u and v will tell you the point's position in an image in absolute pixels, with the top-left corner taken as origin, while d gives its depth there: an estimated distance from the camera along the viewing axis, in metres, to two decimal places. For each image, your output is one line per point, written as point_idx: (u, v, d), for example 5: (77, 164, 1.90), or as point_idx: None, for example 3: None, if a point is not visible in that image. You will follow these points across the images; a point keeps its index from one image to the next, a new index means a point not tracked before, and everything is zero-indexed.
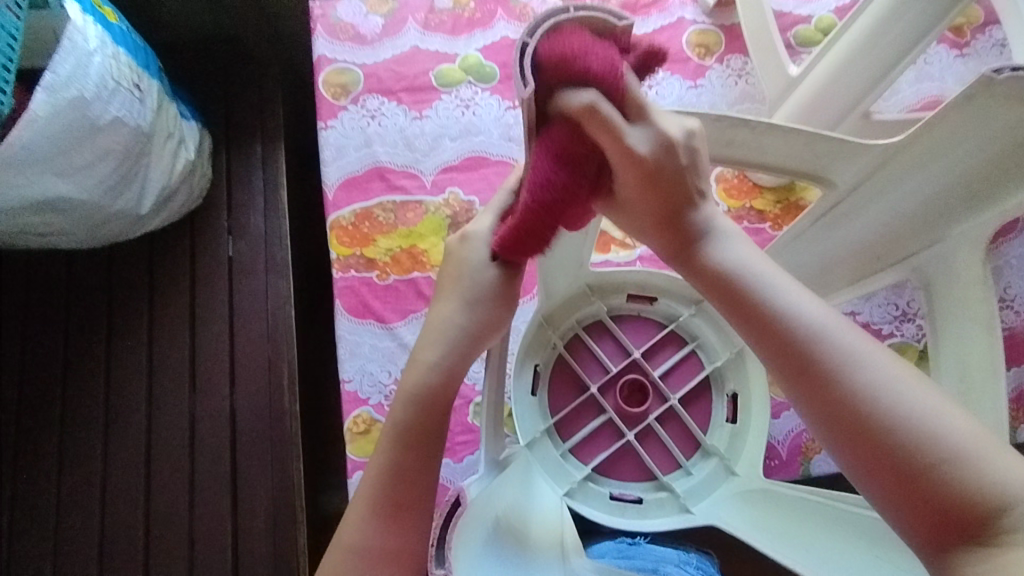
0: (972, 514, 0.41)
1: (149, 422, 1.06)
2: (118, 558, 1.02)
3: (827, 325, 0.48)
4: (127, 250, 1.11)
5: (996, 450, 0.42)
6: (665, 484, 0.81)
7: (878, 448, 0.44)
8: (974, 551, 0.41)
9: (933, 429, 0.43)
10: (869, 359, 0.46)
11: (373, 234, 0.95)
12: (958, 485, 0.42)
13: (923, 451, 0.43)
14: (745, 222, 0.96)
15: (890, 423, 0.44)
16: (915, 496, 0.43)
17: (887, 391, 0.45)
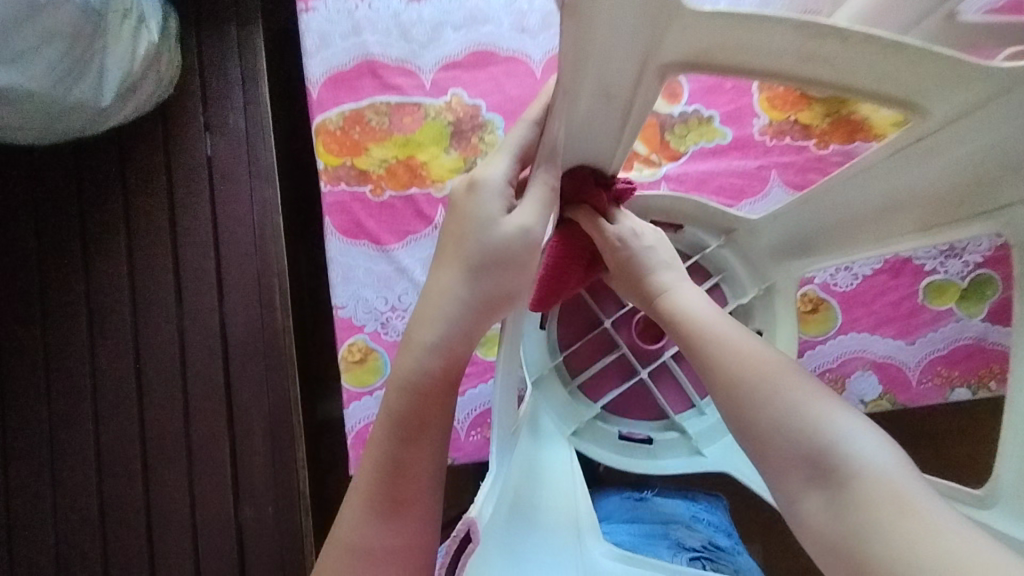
0: (812, 456, 0.43)
1: (135, 336, 0.97)
2: (115, 475, 0.97)
3: (688, 305, 0.54)
4: (94, 146, 0.98)
5: (823, 398, 0.45)
6: (677, 424, 0.77)
7: (735, 406, 0.47)
8: (819, 492, 0.43)
9: (775, 384, 0.46)
10: (722, 327, 0.51)
11: (365, 142, 0.84)
12: (797, 431, 0.44)
13: (767, 404, 0.46)
14: (787, 139, 0.84)
15: (742, 376, 0.47)
16: (768, 447, 0.45)
17: (739, 350, 0.49)
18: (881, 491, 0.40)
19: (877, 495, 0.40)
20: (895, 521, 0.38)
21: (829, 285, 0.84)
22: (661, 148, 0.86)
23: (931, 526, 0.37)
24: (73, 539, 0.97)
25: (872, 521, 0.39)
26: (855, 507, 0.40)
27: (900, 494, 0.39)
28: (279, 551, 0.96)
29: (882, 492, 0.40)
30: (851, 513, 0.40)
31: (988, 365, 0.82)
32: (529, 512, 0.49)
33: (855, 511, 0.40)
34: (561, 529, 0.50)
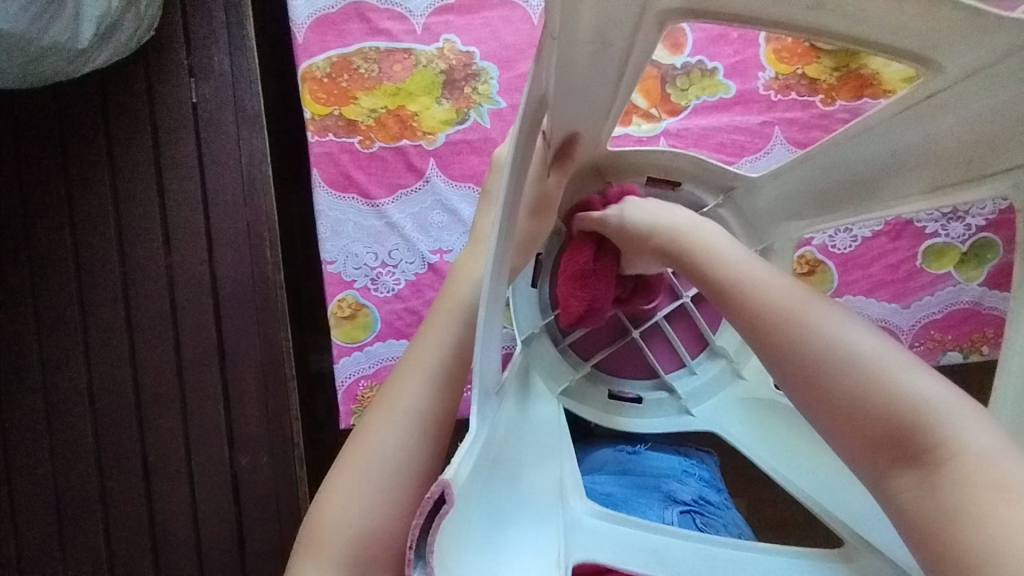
0: (905, 434, 0.41)
1: (127, 287, 0.96)
2: (111, 424, 0.97)
3: (754, 267, 0.52)
4: (75, 90, 0.94)
5: (913, 370, 0.43)
6: (666, 383, 0.77)
7: (815, 377, 0.45)
8: (910, 470, 0.41)
9: (859, 357, 0.44)
10: (795, 292, 0.49)
11: (353, 90, 0.80)
12: (884, 403, 0.43)
13: (854, 375, 0.44)
14: (793, 94, 0.81)
15: (816, 341, 0.45)
16: (852, 422, 0.43)
17: (820, 320, 0.46)
18: (981, 469, 0.38)
19: (975, 473, 0.38)
20: (998, 504, 0.37)
21: (828, 247, 0.83)
22: (661, 102, 0.82)
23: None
24: (72, 485, 0.98)
25: (971, 503, 0.37)
26: (950, 488, 0.39)
27: (1003, 474, 0.38)
28: (275, 500, 0.98)
29: (986, 471, 0.38)
30: (948, 489, 0.39)
31: (983, 330, 0.81)
32: (513, 472, 0.47)
33: (953, 490, 0.39)
34: (545, 488, 0.50)
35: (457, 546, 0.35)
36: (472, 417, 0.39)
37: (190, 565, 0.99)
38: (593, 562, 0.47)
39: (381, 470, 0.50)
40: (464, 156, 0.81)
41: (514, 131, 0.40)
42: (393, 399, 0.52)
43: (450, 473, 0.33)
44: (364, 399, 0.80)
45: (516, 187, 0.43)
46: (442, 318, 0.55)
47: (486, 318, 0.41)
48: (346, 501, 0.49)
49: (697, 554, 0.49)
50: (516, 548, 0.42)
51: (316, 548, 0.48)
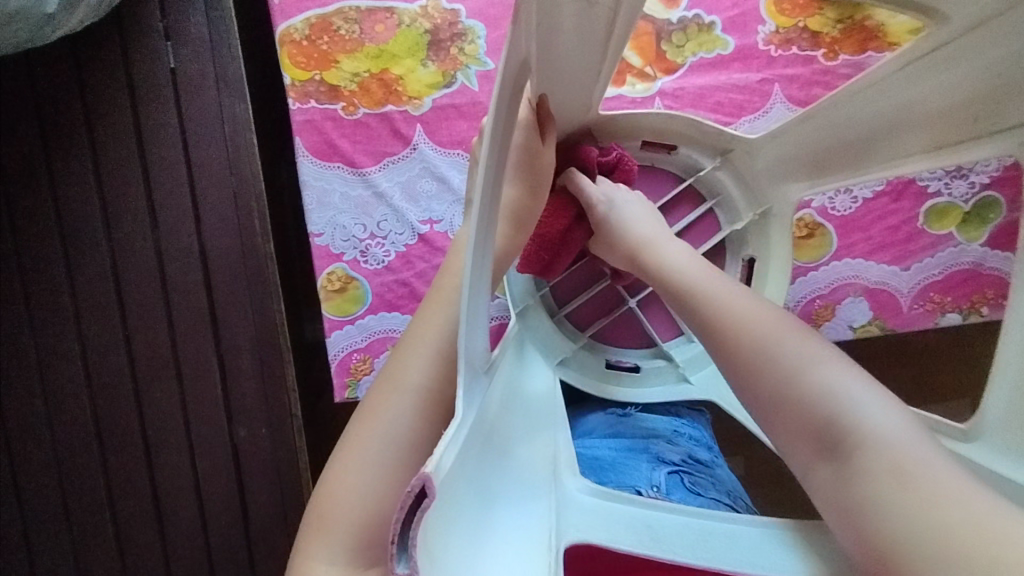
0: (824, 430, 0.44)
1: (114, 263, 0.94)
2: (109, 400, 0.97)
3: (703, 277, 0.56)
4: (46, 58, 0.90)
5: (830, 366, 0.46)
6: (664, 352, 0.77)
7: (743, 375, 0.49)
8: (828, 462, 0.44)
9: (779, 356, 0.47)
10: (734, 298, 0.53)
11: (334, 53, 0.77)
12: (808, 403, 0.45)
13: (776, 372, 0.47)
14: (794, 49, 0.77)
15: (744, 337, 0.49)
16: (778, 418, 0.47)
17: (748, 322, 0.50)
18: (890, 455, 0.40)
19: (879, 462, 0.41)
20: (895, 490, 0.39)
21: (827, 209, 0.81)
22: (657, 60, 0.79)
23: (935, 489, 0.38)
24: (74, 462, 0.99)
25: (876, 490, 0.40)
26: (858, 474, 0.41)
27: (910, 462, 0.40)
28: (276, 471, 0.99)
29: (893, 462, 0.40)
30: (856, 480, 0.41)
31: (982, 291, 0.80)
32: (504, 450, 0.47)
33: (859, 481, 0.41)
34: (536, 467, 0.50)
35: (445, 536, 0.35)
36: (459, 402, 0.38)
37: (196, 536, 1.00)
38: (584, 541, 0.46)
39: (387, 442, 0.48)
40: (451, 121, 0.78)
41: (493, 100, 0.37)
42: (399, 372, 0.50)
43: (432, 465, 0.32)
44: (358, 371, 0.80)
45: (498, 161, 0.41)
46: (446, 292, 0.52)
47: (469, 300, 0.40)
48: (352, 478, 0.47)
49: (692, 528, 0.48)
50: (504, 529, 0.42)
51: (323, 525, 0.47)
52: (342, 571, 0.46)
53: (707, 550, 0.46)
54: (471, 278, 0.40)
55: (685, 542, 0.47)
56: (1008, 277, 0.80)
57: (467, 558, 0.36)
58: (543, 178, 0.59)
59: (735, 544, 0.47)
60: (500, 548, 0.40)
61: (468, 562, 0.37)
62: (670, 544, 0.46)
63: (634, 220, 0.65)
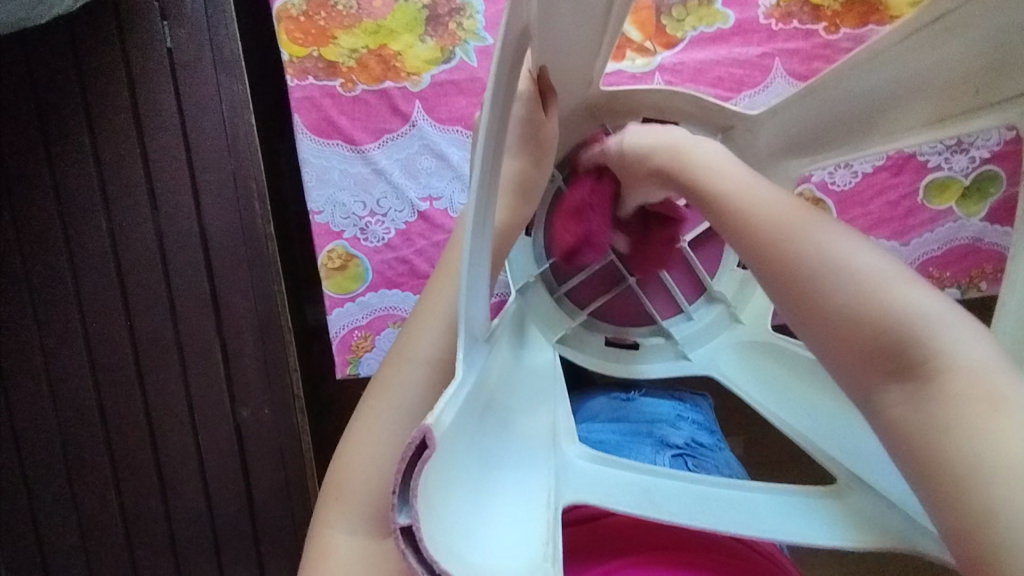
0: (890, 348, 0.38)
1: (115, 244, 0.94)
2: (113, 380, 0.98)
3: (743, 180, 0.49)
4: (42, 38, 0.89)
5: (901, 280, 0.40)
6: (663, 329, 0.77)
7: (794, 289, 0.43)
8: (898, 385, 0.38)
9: (851, 264, 0.41)
10: (772, 199, 0.47)
11: (332, 29, 0.76)
12: (877, 316, 0.39)
13: (842, 285, 0.41)
14: (795, 23, 0.77)
15: (800, 240, 0.43)
16: (830, 335, 0.41)
17: (807, 226, 0.44)
18: (978, 390, 0.35)
19: (968, 388, 0.36)
20: (990, 418, 0.34)
21: (827, 184, 0.81)
22: (657, 34, 0.78)
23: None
24: (79, 444, 0.99)
25: (961, 421, 0.35)
26: (942, 400, 0.36)
27: (1003, 397, 0.35)
28: (279, 450, 1.00)
29: (982, 386, 0.36)
30: (934, 405, 0.36)
31: (981, 265, 0.81)
32: (503, 416, 0.47)
33: (946, 405, 0.36)
34: (535, 432, 0.51)
35: (446, 491, 0.35)
36: (459, 363, 0.38)
37: (201, 515, 1.02)
38: (583, 502, 0.47)
39: (402, 413, 0.48)
40: (450, 98, 0.78)
41: (495, 63, 0.36)
42: (410, 345, 0.50)
43: (432, 419, 0.33)
44: (359, 348, 0.81)
45: (499, 127, 0.41)
46: (449, 264, 0.53)
47: (471, 266, 0.40)
48: (367, 449, 0.48)
49: (688, 492, 0.48)
50: (505, 488, 0.43)
51: (341, 496, 0.47)
52: (362, 538, 0.46)
53: (704, 512, 0.47)
54: (473, 244, 0.40)
55: (683, 504, 0.47)
56: (1007, 252, 0.80)
57: (468, 515, 0.37)
58: (544, 150, 0.59)
59: (729, 505, 0.47)
60: (500, 508, 0.41)
61: (469, 516, 0.37)
62: (669, 506, 0.47)
63: (656, 136, 0.61)
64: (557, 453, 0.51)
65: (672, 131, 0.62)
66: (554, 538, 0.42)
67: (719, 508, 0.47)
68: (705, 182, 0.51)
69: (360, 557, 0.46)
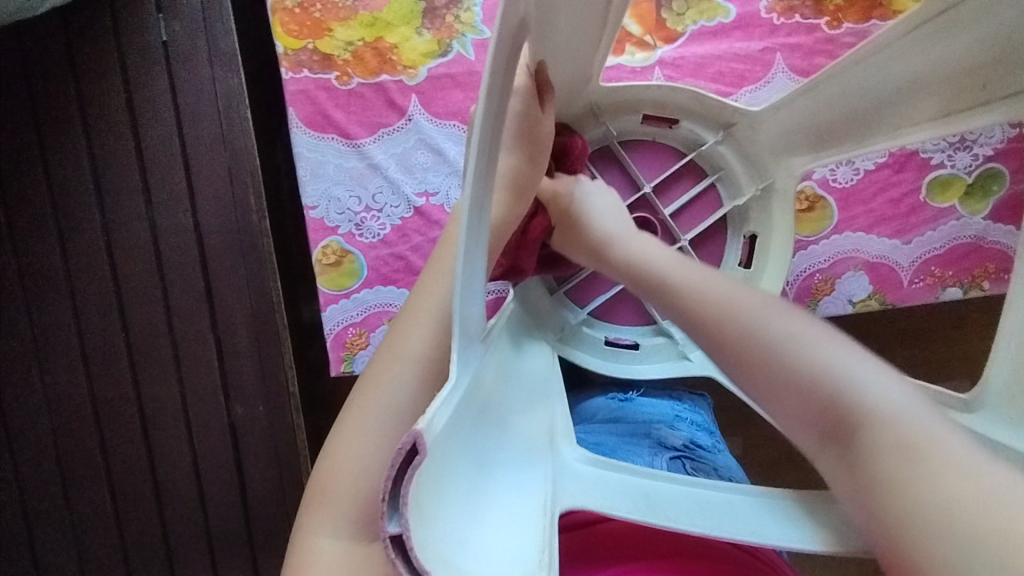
0: (829, 409, 0.41)
1: (108, 240, 0.93)
2: (106, 376, 0.97)
3: (675, 268, 0.55)
4: (35, 30, 0.88)
5: (826, 344, 0.44)
6: (664, 330, 0.75)
7: (734, 364, 0.47)
8: (841, 444, 0.41)
9: (786, 335, 0.45)
10: (707, 280, 0.52)
11: (327, 21, 0.75)
12: (810, 379, 0.42)
13: (767, 354, 0.45)
14: (796, 17, 0.76)
15: (729, 317, 0.48)
16: (784, 402, 0.44)
17: (733, 303, 0.48)
18: (898, 436, 0.37)
19: (887, 437, 0.38)
20: (904, 463, 0.36)
21: (828, 181, 0.80)
22: (657, 28, 0.77)
23: (941, 462, 0.35)
24: (72, 442, 0.98)
25: (893, 470, 0.37)
26: (869, 455, 0.38)
27: (922, 441, 0.37)
28: (273, 447, 0.99)
29: (901, 430, 0.38)
30: (866, 460, 0.38)
31: (984, 265, 0.80)
32: (499, 419, 0.46)
33: (875, 457, 0.38)
34: (532, 436, 0.50)
35: (438, 497, 0.34)
36: (453, 365, 0.37)
37: (195, 515, 1.01)
38: (582, 508, 0.46)
39: (390, 415, 0.47)
40: (447, 91, 0.77)
41: (492, 54, 0.35)
42: (399, 344, 0.49)
43: (424, 422, 0.32)
44: (354, 345, 0.80)
45: (494, 120, 0.40)
46: (445, 261, 0.52)
47: (466, 264, 0.39)
48: (353, 450, 0.46)
49: (687, 498, 0.47)
50: (498, 493, 0.42)
51: (326, 497, 0.46)
52: (346, 541, 0.45)
53: (703, 518, 0.46)
54: (468, 241, 0.39)
55: (683, 510, 0.46)
56: (1011, 251, 0.79)
57: (460, 521, 0.36)
58: (541, 147, 0.58)
59: (729, 512, 0.47)
60: (494, 513, 0.40)
61: (460, 522, 0.36)
62: (667, 512, 0.45)
63: (602, 217, 0.64)
64: (555, 458, 0.50)
65: (613, 203, 0.66)
66: (549, 545, 0.41)
67: (720, 515, 0.46)
68: (642, 272, 0.56)
69: (346, 560, 0.45)
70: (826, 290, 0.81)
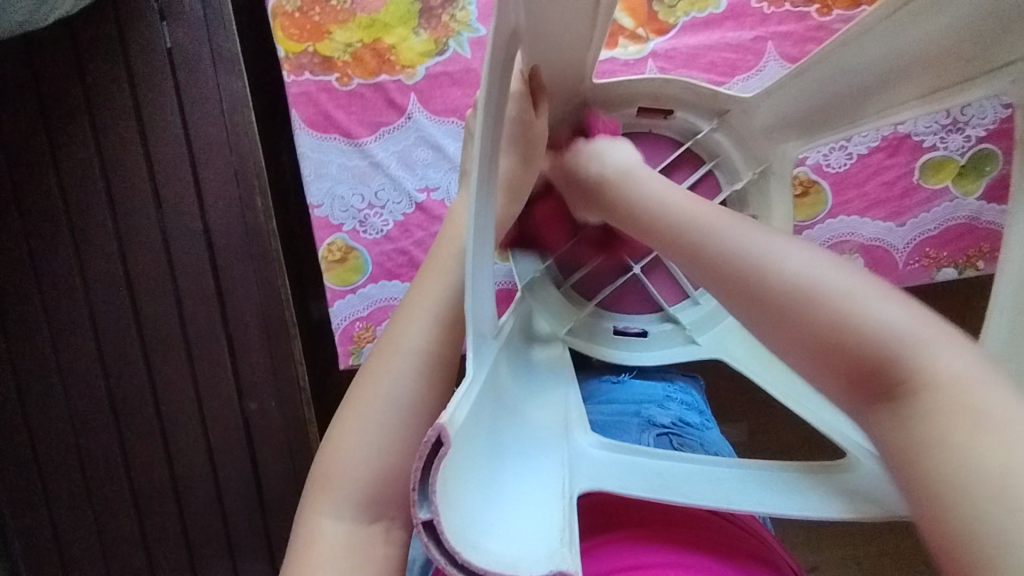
0: (871, 367, 0.38)
1: (120, 243, 0.96)
2: (122, 375, 1.00)
3: (707, 214, 0.49)
4: (45, 41, 0.90)
5: (878, 299, 0.39)
6: (671, 315, 0.77)
7: (769, 326, 0.42)
8: (882, 404, 0.37)
9: (824, 284, 0.40)
10: (733, 226, 0.47)
11: (326, 24, 0.77)
12: (855, 337, 0.38)
13: (810, 309, 0.40)
14: (787, 5, 0.77)
15: (763, 268, 0.43)
16: (822, 359, 0.40)
17: (778, 255, 0.43)
18: (951, 398, 0.34)
19: (941, 405, 0.34)
20: (961, 433, 0.33)
21: (821, 166, 0.81)
22: (649, 21, 0.79)
23: (1010, 440, 0.32)
24: (92, 440, 1.02)
25: (943, 436, 0.34)
26: (918, 422, 0.35)
27: (970, 407, 0.34)
28: (286, 440, 1.02)
29: (957, 399, 0.34)
30: (915, 424, 0.35)
31: (978, 244, 0.81)
32: (515, 407, 0.46)
33: (925, 425, 0.35)
34: (547, 423, 0.49)
35: (467, 485, 0.34)
36: (469, 361, 0.37)
37: (213, 507, 1.04)
38: (599, 489, 0.45)
39: (390, 404, 0.49)
40: (445, 89, 0.79)
41: (488, 60, 0.36)
42: (400, 337, 0.51)
43: (447, 416, 0.32)
44: (361, 339, 0.82)
45: (494, 123, 0.41)
46: (446, 260, 0.53)
47: (474, 264, 0.40)
48: (355, 437, 0.48)
49: (701, 474, 0.47)
50: (521, 476, 0.41)
51: (328, 484, 0.48)
52: (349, 525, 0.47)
53: (723, 496, 0.44)
54: (475, 242, 0.40)
55: (700, 484, 0.45)
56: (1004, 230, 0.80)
57: (490, 508, 0.36)
58: (535, 148, 0.59)
59: (740, 482, 0.46)
60: (520, 494, 0.39)
61: (487, 506, 0.36)
62: (681, 488, 0.45)
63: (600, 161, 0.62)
64: (574, 441, 0.50)
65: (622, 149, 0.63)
66: (571, 518, 0.39)
67: (733, 485, 0.45)
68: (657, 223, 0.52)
69: (349, 543, 0.47)
70: None
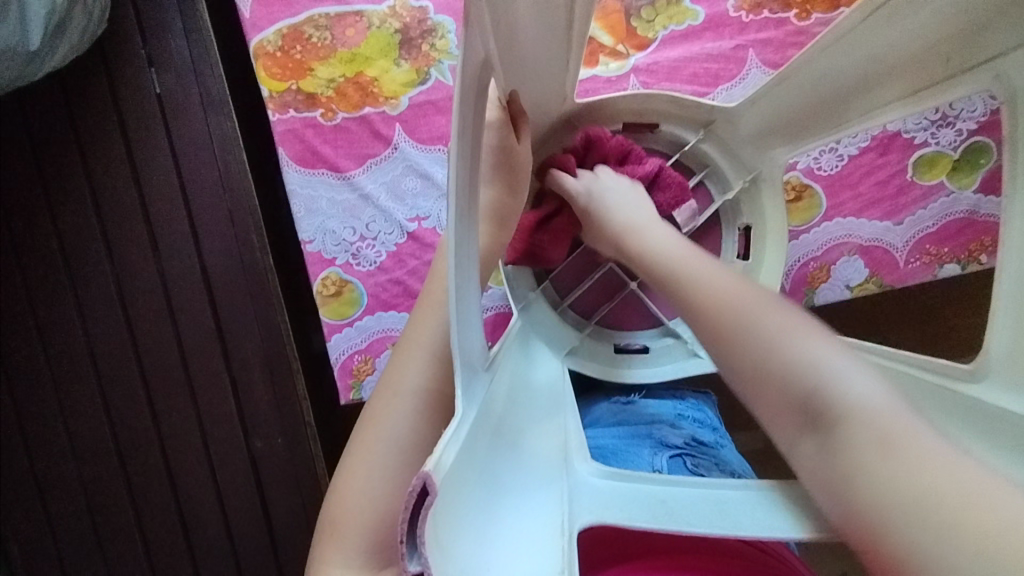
0: (804, 400, 0.42)
1: (119, 289, 0.96)
2: (126, 420, 0.99)
3: (681, 269, 0.53)
4: (38, 96, 0.92)
5: (817, 341, 0.44)
6: (672, 330, 0.76)
7: (731, 364, 0.47)
8: (812, 436, 0.42)
9: (768, 322, 0.46)
10: (696, 269, 0.53)
11: (309, 62, 0.78)
12: (783, 370, 0.44)
13: (757, 343, 0.45)
14: (765, 12, 0.77)
15: (720, 303, 0.49)
16: (761, 393, 0.45)
17: (735, 303, 0.48)
18: (876, 424, 0.39)
19: (867, 430, 0.39)
20: (886, 456, 0.37)
21: (813, 170, 0.80)
22: (628, 37, 0.79)
23: (926, 456, 0.36)
24: (99, 488, 1.01)
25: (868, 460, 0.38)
26: (845, 447, 0.40)
27: (896, 432, 0.38)
28: (293, 475, 1.00)
29: (883, 424, 0.39)
30: (841, 451, 0.40)
31: (980, 238, 0.79)
32: (513, 438, 0.45)
33: (849, 449, 0.39)
34: (546, 453, 0.48)
35: (458, 531, 0.33)
36: (458, 400, 0.36)
37: (224, 550, 1.02)
38: (602, 522, 0.44)
39: (393, 446, 0.48)
40: (430, 118, 0.79)
41: (458, 92, 0.36)
42: (397, 377, 0.50)
43: (432, 463, 0.30)
44: (360, 372, 0.81)
45: (469, 154, 0.40)
46: (436, 294, 0.52)
47: (458, 300, 0.39)
48: (359, 482, 0.48)
49: (704, 500, 0.46)
50: (517, 514, 0.40)
51: (336, 533, 0.47)
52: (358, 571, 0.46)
53: (726, 519, 0.44)
54: (458, 277, 0.39)
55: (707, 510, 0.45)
56: None
57: (482, 552, 0.35)
58: (519, 175, 0.58)
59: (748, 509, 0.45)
60: (513, 534, 0.39)
61: (480, 551, 0.35)
62: (685, 516, 0.44)
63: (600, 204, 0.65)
64: (573, 472, 0.49)
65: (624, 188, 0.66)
66: (569, 560, 0.40)
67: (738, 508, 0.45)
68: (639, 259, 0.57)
69: None
70: (822, 276, 0.81)
